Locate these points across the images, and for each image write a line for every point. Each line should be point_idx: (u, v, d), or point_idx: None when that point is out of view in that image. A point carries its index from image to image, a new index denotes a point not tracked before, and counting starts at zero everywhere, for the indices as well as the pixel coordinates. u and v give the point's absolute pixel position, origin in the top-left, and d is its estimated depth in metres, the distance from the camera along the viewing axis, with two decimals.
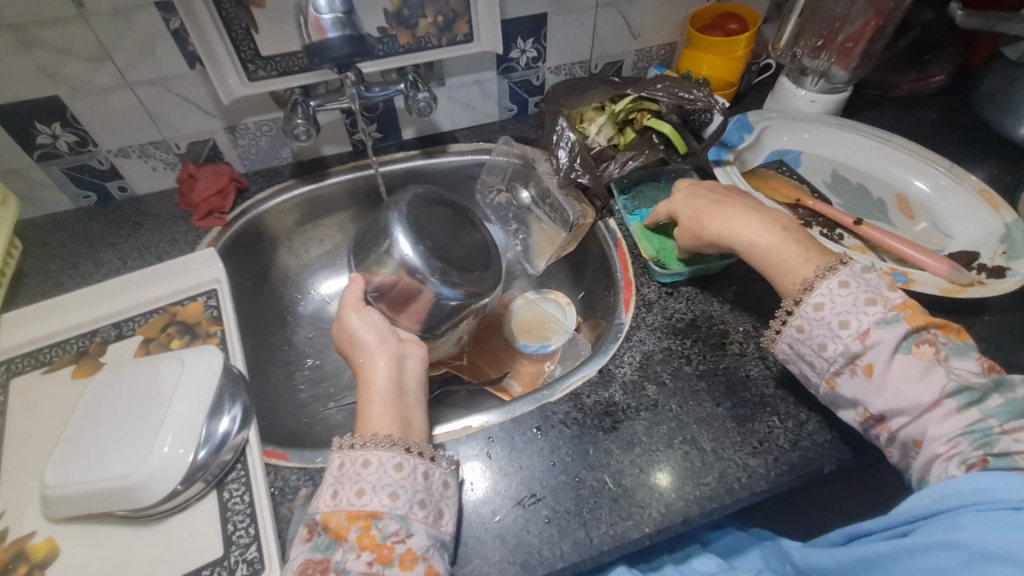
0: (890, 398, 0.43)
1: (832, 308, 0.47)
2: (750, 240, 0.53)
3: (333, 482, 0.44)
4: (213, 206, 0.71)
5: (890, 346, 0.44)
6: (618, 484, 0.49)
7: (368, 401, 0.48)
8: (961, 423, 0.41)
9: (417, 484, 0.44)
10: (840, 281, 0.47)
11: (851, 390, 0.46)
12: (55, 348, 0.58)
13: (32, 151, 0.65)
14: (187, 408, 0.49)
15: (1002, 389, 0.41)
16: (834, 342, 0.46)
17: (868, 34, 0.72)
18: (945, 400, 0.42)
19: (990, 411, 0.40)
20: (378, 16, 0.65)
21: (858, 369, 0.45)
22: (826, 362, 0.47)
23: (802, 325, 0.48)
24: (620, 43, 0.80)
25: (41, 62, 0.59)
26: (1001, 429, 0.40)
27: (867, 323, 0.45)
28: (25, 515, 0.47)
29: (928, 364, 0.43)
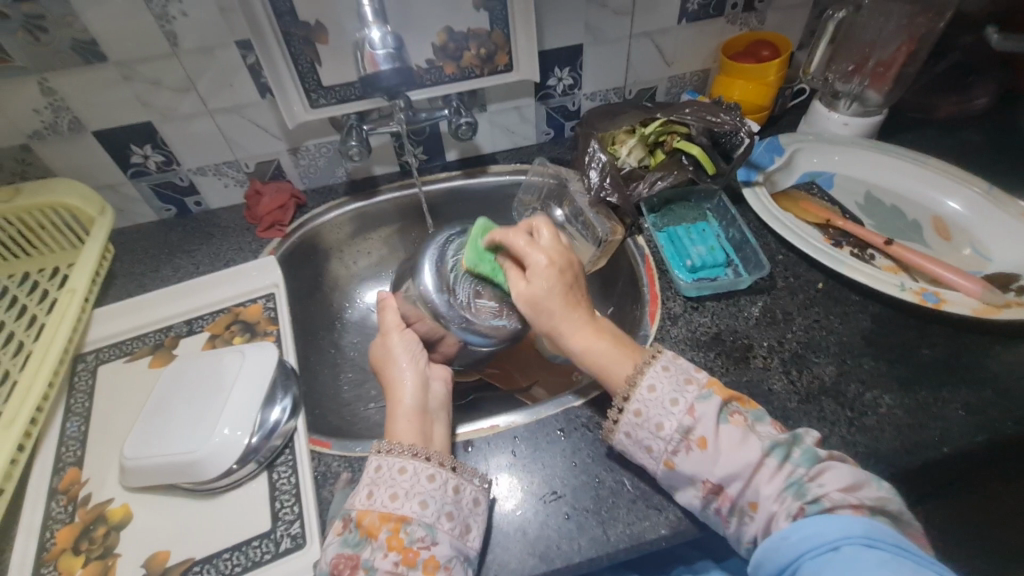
0: (726, 464, 0.44)
1: (662, 389, 0.48)
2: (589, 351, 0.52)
3: (369, 483, 0.47)
4: (275, 220, 0.79)
5: (711, 418, 0.46)
6: (637, 487, 0.51)
7: (394, 416, 0.53)
8: (782, 479, 0.44)
9: (447, 496, 0.47)
10: (663, 365, 0.50)
11: (689, 468, 0.46)
12: (135, 341, 0.66)
13: (126, 169, 0.75)
14: (246, 395, 0.55)
15: (798, 442, 0.46)
16: (668, 420, 0.47)
17: (900, 58, 0.75)
18: (766, 459, 0.44)
19: (795, 461, 0.45)
20: (427, 49, 0.71)
21: (692, 444, 0.46)
22: (662, 443, 0.47)
23: (638, 410, 0.48)
24: (654, 71, 0.84)
25: (139, 92, 0.68)
26: (808, 477, 0.44)
27: (691, 401, 0.47)
28: (105, 484, 0.54)
29: (743, 432, 0.46)
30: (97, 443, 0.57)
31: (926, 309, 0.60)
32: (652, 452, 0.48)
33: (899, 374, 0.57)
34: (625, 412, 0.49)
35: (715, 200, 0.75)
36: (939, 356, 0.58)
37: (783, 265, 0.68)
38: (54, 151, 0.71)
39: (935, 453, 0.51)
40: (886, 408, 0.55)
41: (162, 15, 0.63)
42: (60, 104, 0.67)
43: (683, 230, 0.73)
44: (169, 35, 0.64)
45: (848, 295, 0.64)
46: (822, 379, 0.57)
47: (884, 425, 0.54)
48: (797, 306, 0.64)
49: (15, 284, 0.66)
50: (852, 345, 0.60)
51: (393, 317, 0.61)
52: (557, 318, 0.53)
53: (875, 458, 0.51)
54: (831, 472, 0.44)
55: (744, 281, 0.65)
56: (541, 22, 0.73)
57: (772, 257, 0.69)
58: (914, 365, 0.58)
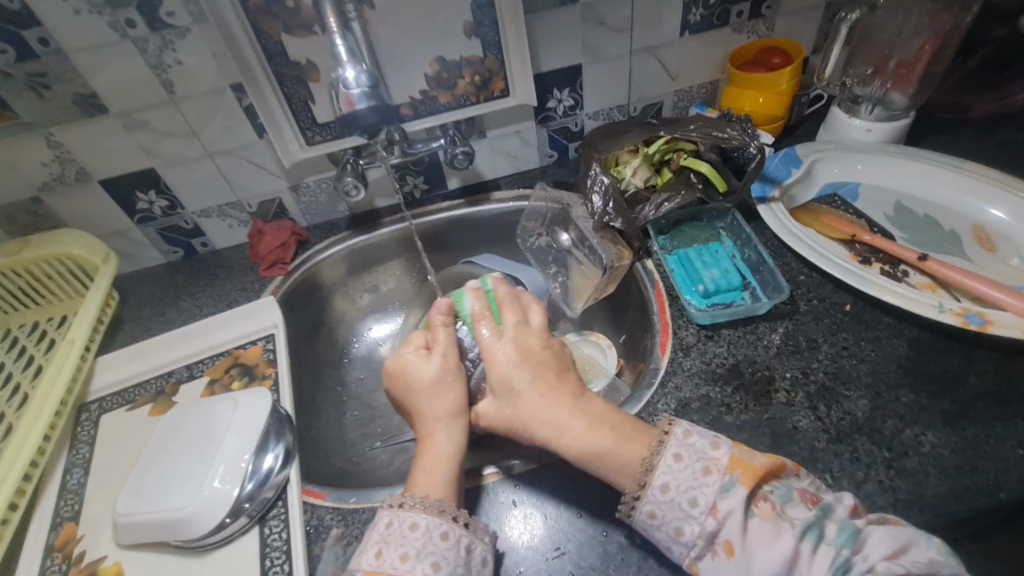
0: (761, 566, 0.39)
1: (688, 459, 0.44)
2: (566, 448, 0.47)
3: (378, 540, 0.44)
4: (277, 257, 0.78)
5: (738, 515, 0.41)
6: (648, 542, 0.47)
7: (435, 466, 0.49)
8: (825, 565, 0.38)
9: (460, 557, 0.44)
10: (675, 454, 0.44)
11: (715, 572, 0.41)
12: (137, 388, 0.66)
13: (133, 215, 0.76)
14: (236, 445, 0.54)
15: (829, 514, 0.41)
16: (703, 495, 0.42)
17: (924, 57, 0.69)
18: (801, 543, 0.39)
19: (835, 542, 0.39)
20: (419, 80, 0.70)
21: (718, 550, 0.41)
22: (693, 528, 0.42)
23: (664, 484, 0.43)
24: (658, 86, 0.81)
25: (141, 141, 0.69)
26: (849, 553, 0.39)
27: (712, 496, 0.42)
28: (101, 540, 0.53)
29: (774, 523, 0.41)
30: (94, 497, 0.56)
31: (970, 332, 0.54)
32: (682, 535, 0.42)
33: (944, 409, 0.51)
34: (648, 489, 0.43)
35: (728, 219, 0.71)
36: (989, 385, 0.52)
37: (806, 286, 0.63)
38: (63, 202, 0.72)
39: (991, 500, 0.45)
40: (930, 447, 0.49)
41: (158, 64, 0.63)
42: (66, 156, 0.68)
43: (695, 252, 0.69)
44: (166, 82, 0.65)
45: (880, 318, 0.59)
46: (854, 415, 0.52)
47: (929, 467, 0.48)
48: (822, 330, 0.59)
49: (23, 334, 0.67)
50: (887, 374, 0.54)
51: (449, 339, 0.56)
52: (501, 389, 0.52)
53: (919, 507, 0.46)
54: (874, 537, 0.39)
55: (763, 306, 0.60)
56: (536, 45, 0.71)
57: (793, 278, 0.64)
58: (961, 396, 0.52)
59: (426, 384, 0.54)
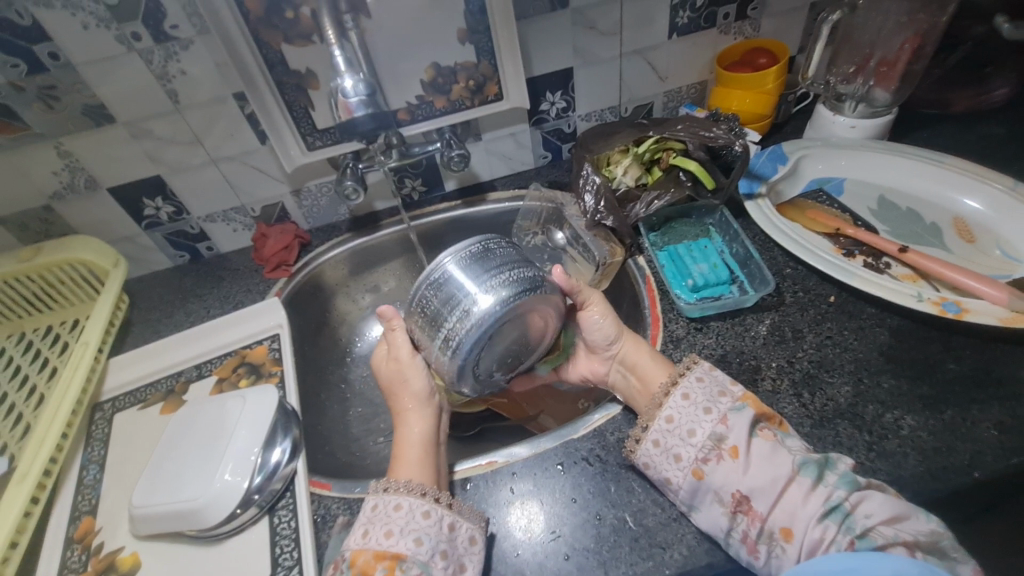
0: (755, 475, 0.45)
1: (696, 396, 0.50)
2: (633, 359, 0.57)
3: (364, 522, 0.47)
4: (281, 260, 0.81)
5: (744, 428, 0.47)
6: (639, 525, 0.49)
7: (408, 455, 0.52)
8: (820, 500, 0.43)
9: (442, 534, 0.46)
10: (683, 393, 0.51)
11: (720, 478, 0.46)
12: (148, 387, 0.68)
13: (141, 221, 0.79)
14: (246, 440, 0.56)
15: (831, 466, 0.45)
16: (701, 427, 0.48)
17: (904, 56, 0.72)
18: (799, 476, 0.44)
19: (834, 484, 0.43)
20: (415, 85, 0.73)
21: (723, 453, 0.47)
22: (694, 450, 0.48)
23: (671, 415, 0.50)
24: (648, 87, 0.83)
25: (148, 149, 0.72)
26: (849, 502, 0.42)
27: (723, 411, 0.48)
28: (118, 532, 0.55)
29: (773, 446, 0.46)
30: (110, 492, 0.58)
31: (949, 320, 0.57)
32: (681, 460, 0.48)
33: (923, 393, 0.53)
34: (671, 394, 0.51)
35: (717, 215, 0.73)
36: (966, 371, 0.54)
37: (792, 279, 0.65)
38: (73, 209, 0.75)
39: (966, 479, 0.47)
40: (909, 430, 0.51)
41: (163, 75, 0.66)
42: (76, 165, 0.71)
43: (684, 248, 0.71)
44: (171, 92, 0.67)
45: (863, 308, 0.61)
46: (837, 401, 0.54)
47: (907, 449, 0.50)
48: (808, 321, 0.61)
49: (38, 338, 0.69)
50: (869, 361, 0.56)
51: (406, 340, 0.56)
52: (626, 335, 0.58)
53: (898, 487, 0.48)
54: (872, 500, 0.42)
55: (750, 298, 0.62)
56: (527, 50, 0.73)
57: (779, 271, 0.66)
58: (939, 382, 0.54)
59: (398, 374, 0.56)
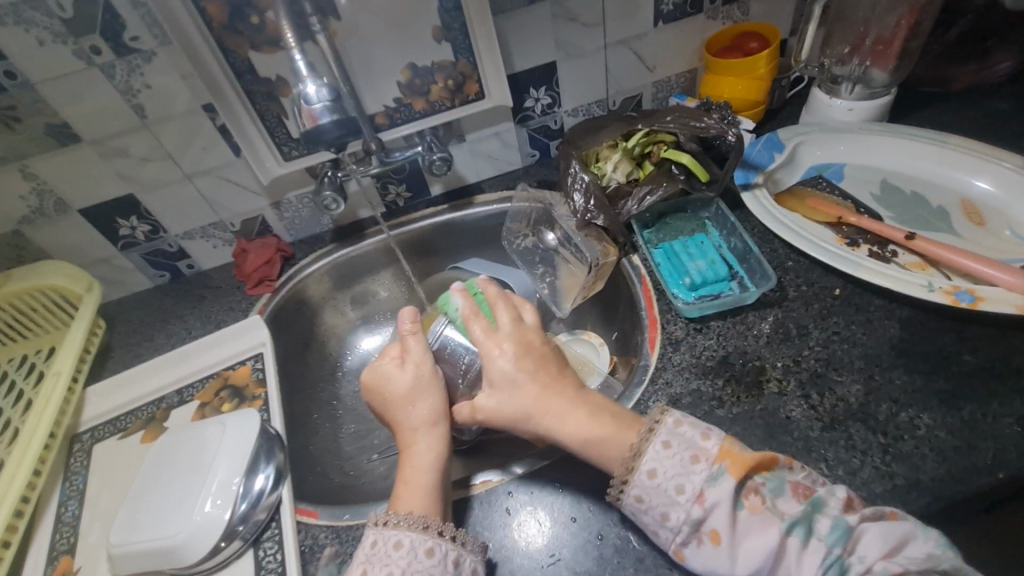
0: (743, 563, 0.38)
1: (664, 475, 0.41)
2: (570, 434, 0.47)
3: (364, 560, 0.44)
4: (263, 275, 0.78)
5: (726, 503, 0.39)
6: (644, 543, 0.46)
7: (408, 484, 0.49)
8: (816, 561, 0.37)
9: (447, 573, 0.43)
10: (662, 442, 0.43)
11: (701, 562, 0.40)
12: (128, 416, 0.65)
13: (116, 242, 0.76)
14: (227, 469, 0.53)
15: (820, 509, 0.39)
16: (675, 511, 0.41)
17: (902, 33, 0.68)
18: (788, 539, 0.38)
19: (827, 540, 0.38)
20: (392, 88, 0.70)
21: (704, 536, 0.40)
22: (670, 532, 0.41)
23: (652, 469, 0.42)
24: (636, 78, 0.80)
25: (117, 168, 0.69)
26: (846, 553, 0.37)
27: (699, 484, 0.40)
28: (97, 571, 0.52)
29: (763, 517, 0.39)
30: (90, 529, 0.56)
31: (962, 308, 0.54)
32: (660, 537, 0.42)
33: (939, 388, 0.50)
34: (634, 473, 0.42)
35: (712, 208, 0.70)
36: (984, 363, 0.51)
37: (794, 272, 0.62)
38: (44, 234, 0.72)
39: (989, 480, 0.44)
40: (926, 430, 0.48)
41: (126, 89, 0.63)
42: (43, 188, 0.68)
43: (680, 245, 0.68)
44: (136, 107, 0.64)
45: (870, 300, 0.58)
46: (848, 401, 0.51)
47: (926, 450, 0.47)
48: (813, 316, 0.58)
49: (11, 368, 0.67)
50: (880, 357, 0.53)
51: (422, 349, 0.55)
52: (542, 408, 0.49)
53: (917, 492, 0.45)
54: (867, 538, 0.38)
55: (751, 296, 0.59)
56: (508, 45, 0.70)
57: (781, 265, 0.63)
58: (955, 375, 0.51)
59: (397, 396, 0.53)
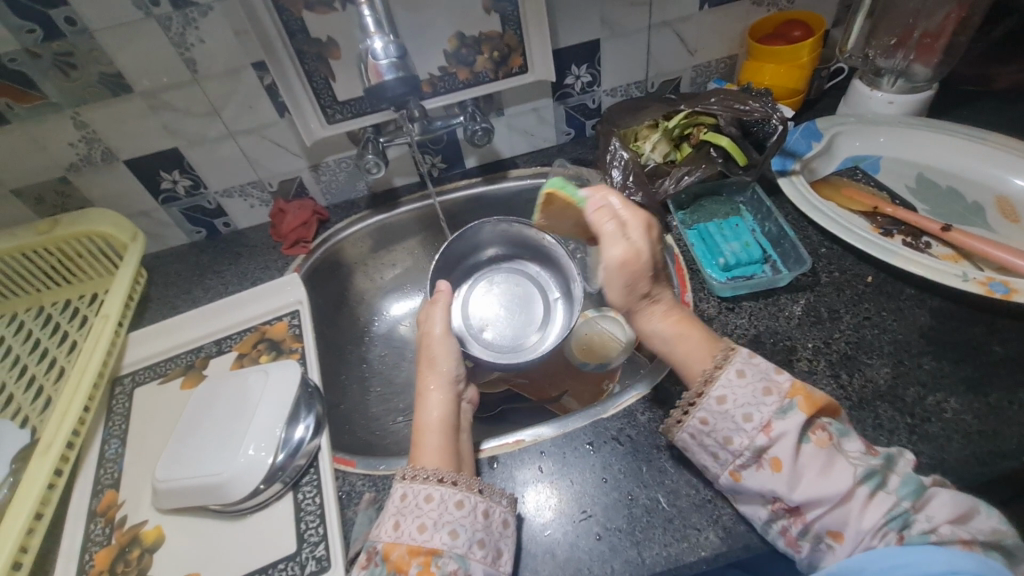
0: (807, 490, 0.40)
1: (734, 402, 0.43)
2: (653, 333, 0.51)
3: (395, 512, 0.45)
4: (299, 236, 0.79)
5: (796, 436, 0.41)
6: (673, 505, 0.48)
7: (420, 440, 0.51)
8: (879, 510, 0.39)
9: (477, 522, 0.45)
10: (716, 397, 0.44)
11: (761, 485, 0.42)
12: (168, 362, 0.67)
13: (158, 195, 0.77)
14: (269, 416, 0.55)
15: (893, 466, 0.41)
16: (739, 436, 0.43)
17: (950, 27, 0.67)
18: (859, 487, 0.39)
19: (897, 491, 0.39)
20: (439, 56, 0.70)
21: (765, 463, 0.42)
22: (731, 456, 0.43)
23: (723, 396, 0.44)
24: (676, 61, 0.80)
25: (166, 121, 0.70)
26: (912, 509, 0.39)
27: (769, 416, 0.42)
28: (141, 506, 0.55)
29: (829, 453, 0.41)
30: (133, 466, 0.58)
31: (993, 300, 0.55)
32: (719, 459, 0.45)
33: (966, 375, 0.52)
34: (718, 377, 0.45)
35: (748, 193, 0.71)
36: (1013, 353, 0.52)
37: (828, 259, 0.63)
38: (90, 182, 0.74)
39: (1013, 464, 0.46)
40: (952, 413, 0.49)
41: (181, 42, 0.64)
42: (92, 136, 0.69)
43: (714, 227, 0.69)
44: (189, 61, 0.65)
45: (902, 289, 0.59)
46: (876, 382, 0.52)
47: (952, 432, 0.48)
48: (845, 301, 0.59)
49: (57, 311, 0.69)
50: (909, 343, 0.55)
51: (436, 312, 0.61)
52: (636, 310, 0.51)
53: (942, 471, 0.46)
54: (936, 501, 0.39)
55: (783, 279, 0.60)
56: (555, 20, 0.70)
57: (814, 251, 0.64)
58: (983, 365, 0.52)
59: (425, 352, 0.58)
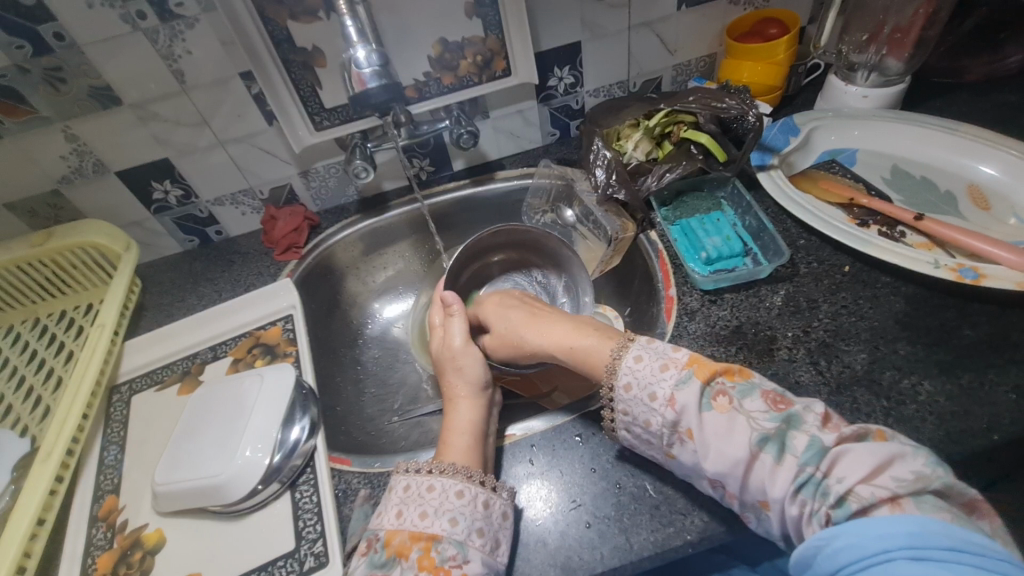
0: (715, 458, 0.42)
1: (647, 362, 0.47)
2: (569, 345, 0.56)
3: (398, 502, 0.48)
4: (291, 242, 0.81)
5: (695, 407, 0.43)
6: (659, 492, 0.50)
7: (452, 441, 0.53)
8: (788, 476, 0.39)
9: (477, 512, 0.47)
10: (635, 357, 0.48)
11: (686, 459, 0.44)
12: (164, 369, 0.68)
13: (150, 205, 0.78)
14: (265, 418, 0.56)
15: (797, 425, 0.41)
16: (654, 417, 0.45)
17: (919, 21, 0.70)
18: (760, 453, 0.40)
19: (801, 456, 0.39)
20: (423, 62, 0.72)
21: (681, 436, 0.44)
22: (656, 437, 0.46)
23: (627, 384, 0.47)
24: (657, 61, 0.82)
25: (156, 132, 0.71)
26: (821, 474, 0.38)
27: (670, 390, 0.45)
28: (141, 510, 0.56)
29: (729, 416, 0.42)
30: (132, 471, 0.59)
31: (965, 285, 0.57)
32: (652, 444, 0.47)
33: (939, 358, 0.53)
34: (615, 387, 0.48)
35: (728, 188, 0.73)
36: (983, 336, 0.54)
37: (806, 250, 0.65)
38: (83, 194, 0.75)
39: (984, 441, 0.48)
40: (926, 395, 0.51)
41: (169, 55, 0.65)
42: (83, 149, 0.70)
43: (697, 222, 0.71)
44: (177, 73, 0.66)
45: (878, 277, 0.61)
46: (853, 368, 0.54)
47: (926, 413, 0.50)
48: (823, 290, 0.61)
49: (53, 322, 0.70)
50: (885, 329, 0.56)
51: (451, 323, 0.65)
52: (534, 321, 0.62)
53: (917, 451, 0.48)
54: (844, 459, 0.38)
55: (764, 270, 0.62)
56: (535, 24, 0.72)
57: (793, 243, 0.66)
58: (955, 347, 0.54)
59: (448, 360, 0.61)
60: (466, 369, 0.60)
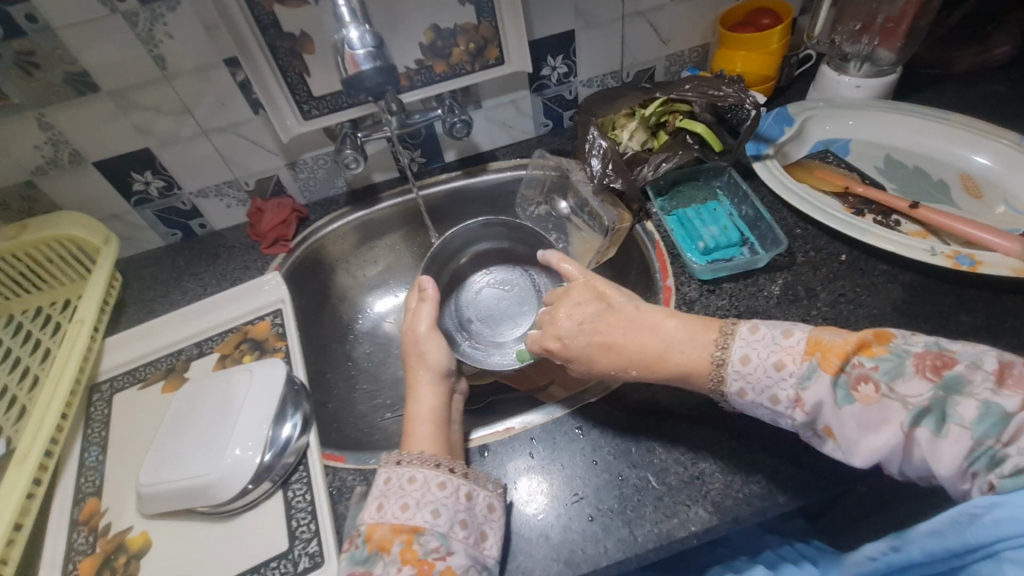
0: (865, 450, 0.38)
1: (755, 361, 0.43)
2: (662, 347, 0.48)
3: (378, 495, 0.46)
4: (279, 235, 0.78)
5: (827, 394, 0.40)
6: (663, 483, 0.49)
7: (416, 429, 0.52)
8: (954, 449, 0.35)
9: (460, 503, 0.46)
10: (740, 357, 0.44)
11: (830, 451, 0.41)
12: (147, 366, 0.66)
13: (129, 197, 0.75)
14: (254, 415, 0.54)
15: (961, 389, 0.36)
16: (782, 405, 0.42)
17: (910, 12, 0.69)
18: (912, 429, 0.36)
19: (971, 425, 0.35)
20: (414, 49, 0.70)
21: (819, 432, 0.41)
22: (790, 424, 0.42)
23: (741, 389, 0.44)
24: (650, 51, 0.81)
25: (136, 121, 0.68)
26: (1001, 442, 0.34)
27: (794, 389, 0.41)
28: (124, 512, 0.53)
29: (880, 403, 0.38)
30: (115, 472, 0.57)
31: (961, 273, 0.57)
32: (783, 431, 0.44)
33: None
34: (727, 366, 0.45)
35: (724, 177, 0.72)
36: (979, 322, 0.55)
37: (803, 239, 0.65)
38: (58, 185, 0.72)
39: None
40: None
41: (150, 39, 0.62)
42: (58, 138, 0.67)
43: (693, 212, 0.70)
44: (158, 58, 0.64)
45: (874, 265, 0.61)
46: None
47: None
48: (821, 278, 0.61)
49: (28, 319, 0.67)
50: (884, 317, 0.56)
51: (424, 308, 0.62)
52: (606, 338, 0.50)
53: None
54: None
55: (762, 258, 0.62)
56: (529, 11, 0.71)
57: (790, 232, 0.66)
58: (953, 334, 0.54)
59: (411, 346, 0.59)
60: (437, 358, 0.58)
